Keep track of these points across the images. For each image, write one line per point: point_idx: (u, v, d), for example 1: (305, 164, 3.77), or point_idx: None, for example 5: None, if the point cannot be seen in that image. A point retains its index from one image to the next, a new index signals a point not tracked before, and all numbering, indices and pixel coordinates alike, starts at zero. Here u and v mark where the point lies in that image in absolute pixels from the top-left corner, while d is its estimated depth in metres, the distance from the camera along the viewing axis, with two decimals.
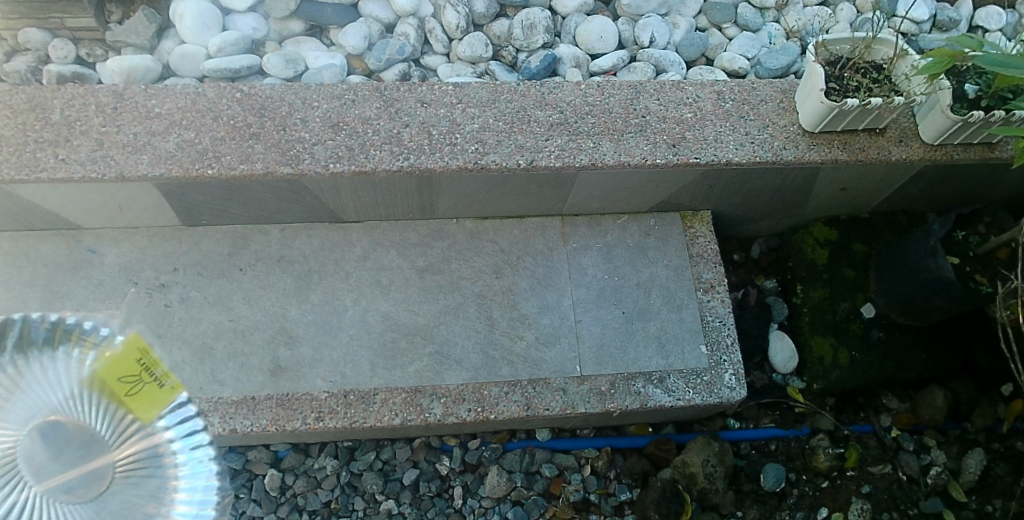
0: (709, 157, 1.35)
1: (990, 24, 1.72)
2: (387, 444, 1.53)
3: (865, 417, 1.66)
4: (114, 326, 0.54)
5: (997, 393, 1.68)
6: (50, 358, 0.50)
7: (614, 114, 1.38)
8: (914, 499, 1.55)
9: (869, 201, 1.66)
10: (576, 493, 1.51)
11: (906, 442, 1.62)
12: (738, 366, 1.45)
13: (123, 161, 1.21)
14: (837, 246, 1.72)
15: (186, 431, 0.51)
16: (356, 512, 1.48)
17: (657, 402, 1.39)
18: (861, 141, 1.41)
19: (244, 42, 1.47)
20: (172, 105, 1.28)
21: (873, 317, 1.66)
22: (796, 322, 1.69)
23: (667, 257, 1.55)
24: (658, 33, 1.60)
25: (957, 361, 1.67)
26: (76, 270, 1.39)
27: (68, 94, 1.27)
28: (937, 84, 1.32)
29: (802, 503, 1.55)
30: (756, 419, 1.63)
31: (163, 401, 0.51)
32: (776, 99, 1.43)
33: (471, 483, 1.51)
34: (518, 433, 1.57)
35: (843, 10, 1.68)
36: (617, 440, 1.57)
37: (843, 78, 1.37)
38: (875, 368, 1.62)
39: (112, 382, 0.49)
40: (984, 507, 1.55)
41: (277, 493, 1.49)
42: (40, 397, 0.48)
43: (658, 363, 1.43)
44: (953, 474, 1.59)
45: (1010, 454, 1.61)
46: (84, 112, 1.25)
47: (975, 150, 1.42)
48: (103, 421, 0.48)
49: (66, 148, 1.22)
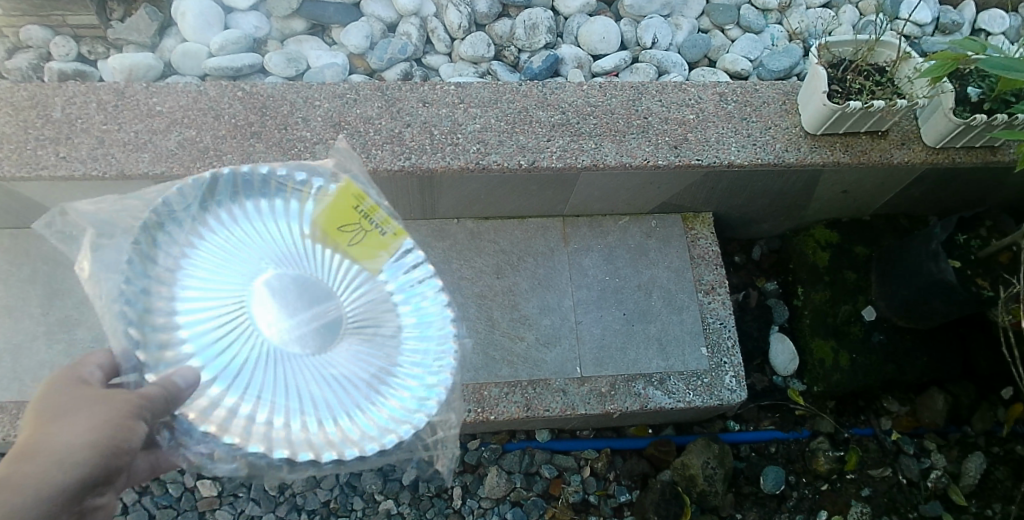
0: (711, 159, 1.35)
1: (992, 27, 1.71)
2: None
3: (866, 420, 1.65)
4: (320, 180, 0.68)
5: (997, 397, 1.68)
6: (287, 209, 0.65)
7: (616, 115, 1.37)
8: (913, 502, 1.55)
9: (870, 204, 1.66)
10: (576, 494, 1.51)
11: (906, 446, 1.61)
12: (738, 368, 1.45)
13: (124, 159, 1.21)
14: (838, 248, 1.71)
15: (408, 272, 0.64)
16: (356, 511, 1.48)
17: (658, 404, 1.39)
18: (863, 144, 1.40)
19: (246, 41, 1.47)
20: (173, 103, 1.28)
21: (874, 320, 1.66)
22: (797, 324, 1.69)
23: (668, 259, 1.54)
24: (660, 34, 1.60)
25: (957, 365, 1.66)
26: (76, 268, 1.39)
27: (70, 91, 1.27)
28: (940, 87, 1.33)
29: (802, 505, 1.54)
30: (756, 422, 1.63)
31: (386, 249, 0.63)
32: (778, 101, 1.43)
33: (471, 484, 1.51)
34: (518, 434, 1.56)
35: (846, 12, 1.67)
36: (617, 442, 1.56)
37: (846, 80, 1.37)
38: (876, 371, 1.62)
39: (338, 232, 0.62)
40: (983, 510, 1.55)
41: (276, 492, 1.49)
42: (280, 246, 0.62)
43: (659, 365, 1.43)
44: (953, 478, 1.59)
45: (1010, 458, 1.61)
46: (86, 110, 1.25)
47: (978, 153, 1.42)
48: (336, 266, 0.62)
49: (67, 146, 1.21)
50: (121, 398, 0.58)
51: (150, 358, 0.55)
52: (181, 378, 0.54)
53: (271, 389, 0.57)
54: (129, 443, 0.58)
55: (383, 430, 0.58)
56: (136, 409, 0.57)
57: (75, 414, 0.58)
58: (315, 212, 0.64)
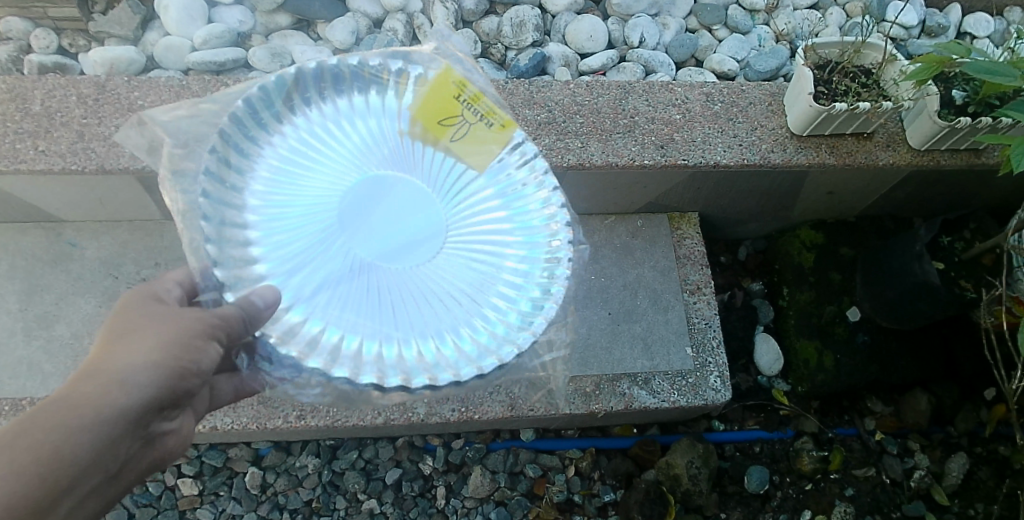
0: (697, 159, 1.35)
1: (978, 31, 1.72)
2: (369, 443, 1.52)
3: (849, 420, 1.66)
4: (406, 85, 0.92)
5: (980, 398, 1.68)
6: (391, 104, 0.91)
7: (603, 114, 1.37)
8: (896, 502, 1.57)
9: (855, 205, 1.67)
10: (560, 494, 1.50)
11: (889, 446, 1.62)
12: (723, 368, 1.45)
13: (104, 154, 1.19)
14: (823, 249, 1.72)
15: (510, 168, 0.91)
16: (338, 511, 1.48)
17: (642, 403, 1.39)
18: (849, 146, 1.41)
19: (230, 35, 1.46)
20: (155, 97, 1.26)
21: (859, 320, 1.67)
22: (783, 325, 1.69)
23: (655, 259, 1.54)
24: (648, 34, 1.60)
25: (941, 366, 1.67)
26: (55, 264, 1.37)
27: (49, 84, 1.25)
28: (925, 89, 1.32)
29: (786, 505, 1.55)
30: (741, 421, 1.64)
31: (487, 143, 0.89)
32: (765, 102, 1.43)
33: (454, 483, 1.50)
34: (502, 433, 1.56)
35: (833, 14, 1.68)
36: (602, 441, 1.56)
37: (832, 82, 1.37)
38: (860, 372, 1.63)
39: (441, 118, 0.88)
40: (965, 510, 1.57)
41: (258, 491, 1.48)
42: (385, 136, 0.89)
43: (644, 365, 1.43)
44: (936, 478, 1.60)
45: (992, 458, 1.62)
46: (65, 104, 1.23)
47: (962, 156, 1.43)
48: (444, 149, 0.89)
49: (46, 140, 1.20)
50: (186, 318, 0.75)
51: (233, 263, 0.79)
52: (258, 301, 0.74)
53: (411, 324, 0.83)
54: (191, 361, 0.74)
55: (485, 350, 0.84)
56: (201, 330, 0.74)
57: (144, 333, 0.73)
58: (415, 106, 0.89)
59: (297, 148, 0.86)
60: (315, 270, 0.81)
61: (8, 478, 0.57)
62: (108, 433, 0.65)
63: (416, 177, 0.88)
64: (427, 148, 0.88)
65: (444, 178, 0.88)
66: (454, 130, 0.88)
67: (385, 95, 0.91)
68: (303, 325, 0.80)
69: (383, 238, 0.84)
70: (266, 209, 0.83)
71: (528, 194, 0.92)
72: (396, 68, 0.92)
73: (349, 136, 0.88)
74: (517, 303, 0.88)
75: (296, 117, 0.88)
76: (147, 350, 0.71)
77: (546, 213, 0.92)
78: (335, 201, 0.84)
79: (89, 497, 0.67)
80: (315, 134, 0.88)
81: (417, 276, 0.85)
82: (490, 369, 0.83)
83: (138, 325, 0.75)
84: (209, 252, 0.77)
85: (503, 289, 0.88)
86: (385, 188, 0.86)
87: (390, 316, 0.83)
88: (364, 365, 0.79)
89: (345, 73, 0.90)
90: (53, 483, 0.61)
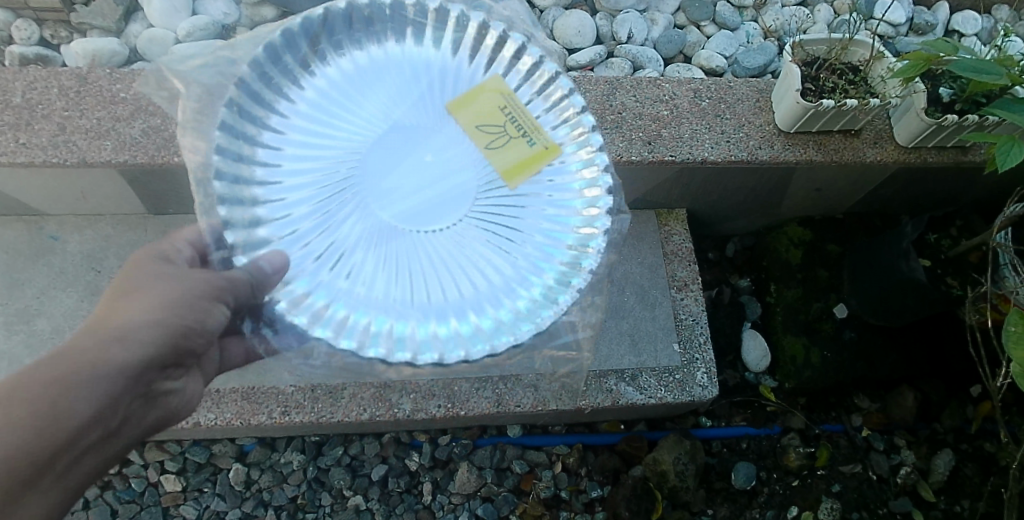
0: (684, 156, 1.35)
1: (966, 28, 1.73)
2: (355, 439, 1.52)
3: (836, 416, 1.66)
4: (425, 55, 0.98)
5: (967, 394, 1.69)
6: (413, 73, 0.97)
7: (590, 110, 1.37)
8: (883, 498, 1.57)
9: (842, 202, 1.67)
10: (547, 490, 1.50)
11: (876, 442, 1.63)
12: (710, 364, 1.45)
13: (86, 147, 1.18)
14: (810, 246, 1.73)
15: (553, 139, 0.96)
16: (323, 507, 1.47)
17: (630, 400, 1.39)
18: (836, 143, 1.41)
19: (214, 27, 1.45)
20: (137, 90, 1.24)
21: (846, 317, 1.67)
22: (770, 321, 1.69)
23: (642, 255, 1.54)
24: (636, 29, 1.60)
25: (928, 363, 1.68)
26: (35, 258, 1.36)
27: (31, 76, 1.23)
28: (912, 87, 1.32)
29: (773, 501, 1.55)
30: (728, 418, 1.64)
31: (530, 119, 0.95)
32: (752, 99, 1.43)
33: (441, 480, 1.50)
34: (489, 429, 1.55)
35: (821, 11, 1.68)
36: (589, 437, 1.56)
37: (820, 78, 1.37)
38: (848, 369, 1.63)
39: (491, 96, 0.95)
40: (952, 507, 1.57)
41: (242, 488, 1.47)
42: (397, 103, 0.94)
43: (631, 361, 1.43)
44: (922, 474, 1.60)
45: (977, 454, 1.63)
46: (47, 96, 1.22)
47: (949, 153, 1.43)
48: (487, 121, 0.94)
49: (27, 132, 1.18)
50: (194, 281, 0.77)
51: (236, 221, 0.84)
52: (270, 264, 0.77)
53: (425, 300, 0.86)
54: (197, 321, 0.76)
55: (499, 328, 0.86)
56: (208, 291, 0.77)
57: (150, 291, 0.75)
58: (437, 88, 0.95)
59: (320, 107, 0.93)
60: (327, 234, 0.88)
61: (9, 429, 0.57)
62: (112, 391, 0.66)
63: (434, 137, 0.92)
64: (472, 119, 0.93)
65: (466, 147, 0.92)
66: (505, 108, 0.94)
67: (419, 45, 0.99)
68: (307, 296, 0.85)
69: (398, 201, 0.89)
70: (279, 169, 0.89)
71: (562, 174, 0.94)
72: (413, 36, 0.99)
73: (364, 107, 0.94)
74: (538, 280, 0.90)
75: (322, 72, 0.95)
76: (151, 310, 0.72)
77: (582, 177, 0.94)
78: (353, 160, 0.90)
79: (86, 458, 0.66)
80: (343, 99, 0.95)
81: (433, 246, 0.88)
82: (504, 348, 0.85)
83: (142, 283, 0.76)
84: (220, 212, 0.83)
85: (523, 267, 0.91)
86: (402, 147, 0.91)
87: (401, 288, 0.86)
88: (371, 339, 0.83)
89: (376, 18, 0.98)
90: (52, 439, 0.61)
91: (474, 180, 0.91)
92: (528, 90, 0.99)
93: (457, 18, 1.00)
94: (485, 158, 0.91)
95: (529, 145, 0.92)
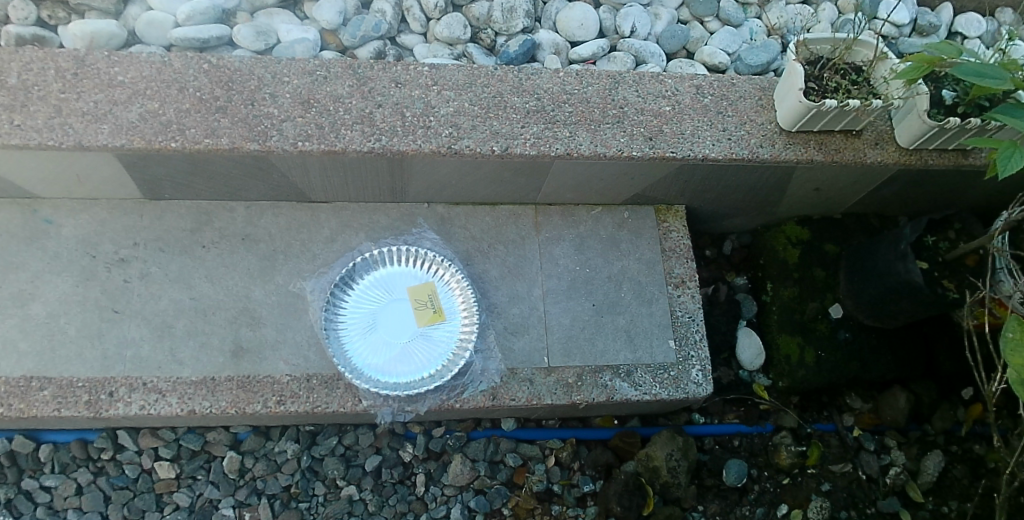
0: (685, 152, 1.34)
1: (969, 31, 1.73)
2: (349, 429, 1.52)
3: (829, 416, 1.67)
4: (437, 273, 1.44)
5: (958, 397, 1.70)
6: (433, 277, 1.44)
7: (592, 104, 1.35)
8: (871, 498, 1.57)
9: (841, 203, 1.68)
10: (540, 484, 1.51)
11: (867, 442, 1.64)
12: (704, 361, 1.46)
13: (82, 130, 1.15)
14: (808, 246, 1.73)
15: (454, 304, 1.42)
16: (317, 497, 1.47)
17: (623, 395, 1.39)
18: (837, 142, 1.40)
19: (214, 12, 1.43)
20: (136, 73, 1.22)
21: (841, 317, 1.68)
22: (766, 320, 1.70)
23: (640, 251, 1.54)
24: (639, 24, 1.59)
25: (921, 365, 1.69)
26: (30, 241, 1.34)
27: (26, 57, 1.20)
28: (915, 89, 1.31)
29: (763, 499, 1.56)
30: (721, 415, 1.65)
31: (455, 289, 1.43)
32: (754, 96, 1.42)
33: (434, 471, 1.51)
34: (482, 422, 1.56)
35: (826, 10, 1.68)
36: (582, 432, 1.58)
37: (822, 78, 1.36)
38: (841, 369, 1.64)
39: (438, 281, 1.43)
40: (940, 507, 1.57)
41: (236, 476, 1.47)
42: (413, 290, 1.42)
43: (626, 357, 1.43)
44: (911, 475, 1.61)
45: (967, 456, 1.63)
46: (42, 77, 1.19)
47: (949, 156, 1.43)
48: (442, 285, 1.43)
49: (22, 114, 1.15)
50: None
51: (316, 295, 1.39)
52: None
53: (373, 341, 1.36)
54: None
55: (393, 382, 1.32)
56: None
57: None
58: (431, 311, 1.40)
59: (369, 267, 1.43)
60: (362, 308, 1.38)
61: None
62: None
63: (424, 325, 1.39)
64: (429, 286, 1.43)
65: (426, 323, 1.39)
66: (441, 304, 1.41)
67: (431, 270, 1.44)
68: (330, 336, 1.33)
69: (397, 299, 1.42)
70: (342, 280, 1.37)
71: (444, 356, 1.36)
72: (433, 266, 1.44)
73: (390, 293, 1.42)
74: (424, 367, 1.34)
75: (375, 270, 1.43)
76: None
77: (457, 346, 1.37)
78: (379, 289, 1.42)
79: None
80: (357, 288, 1.41)
81: (398, 312, 1.40)
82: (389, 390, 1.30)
83: None
84: (308, 285, 1.39)
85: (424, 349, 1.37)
86: (408, 319, 1.40)
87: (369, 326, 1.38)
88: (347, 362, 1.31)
89: (414, 256, 1.45)
90: None
91: (422, 307, 1.41)
92: (456, 328, 1.39)
93: (451, 273, 1.43)
94: (428, 299, 1.41)
95: (450, 294, 1.43)
